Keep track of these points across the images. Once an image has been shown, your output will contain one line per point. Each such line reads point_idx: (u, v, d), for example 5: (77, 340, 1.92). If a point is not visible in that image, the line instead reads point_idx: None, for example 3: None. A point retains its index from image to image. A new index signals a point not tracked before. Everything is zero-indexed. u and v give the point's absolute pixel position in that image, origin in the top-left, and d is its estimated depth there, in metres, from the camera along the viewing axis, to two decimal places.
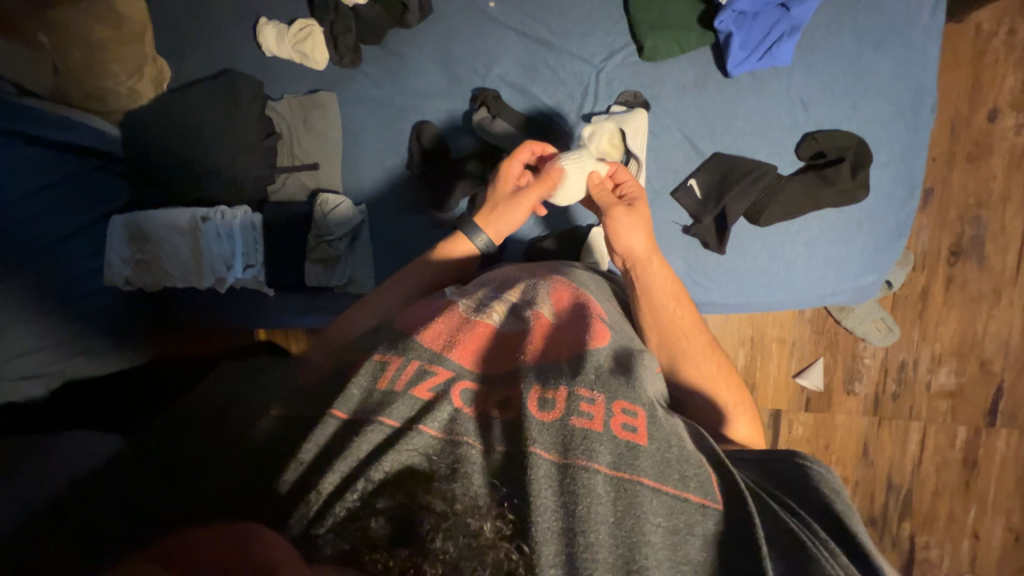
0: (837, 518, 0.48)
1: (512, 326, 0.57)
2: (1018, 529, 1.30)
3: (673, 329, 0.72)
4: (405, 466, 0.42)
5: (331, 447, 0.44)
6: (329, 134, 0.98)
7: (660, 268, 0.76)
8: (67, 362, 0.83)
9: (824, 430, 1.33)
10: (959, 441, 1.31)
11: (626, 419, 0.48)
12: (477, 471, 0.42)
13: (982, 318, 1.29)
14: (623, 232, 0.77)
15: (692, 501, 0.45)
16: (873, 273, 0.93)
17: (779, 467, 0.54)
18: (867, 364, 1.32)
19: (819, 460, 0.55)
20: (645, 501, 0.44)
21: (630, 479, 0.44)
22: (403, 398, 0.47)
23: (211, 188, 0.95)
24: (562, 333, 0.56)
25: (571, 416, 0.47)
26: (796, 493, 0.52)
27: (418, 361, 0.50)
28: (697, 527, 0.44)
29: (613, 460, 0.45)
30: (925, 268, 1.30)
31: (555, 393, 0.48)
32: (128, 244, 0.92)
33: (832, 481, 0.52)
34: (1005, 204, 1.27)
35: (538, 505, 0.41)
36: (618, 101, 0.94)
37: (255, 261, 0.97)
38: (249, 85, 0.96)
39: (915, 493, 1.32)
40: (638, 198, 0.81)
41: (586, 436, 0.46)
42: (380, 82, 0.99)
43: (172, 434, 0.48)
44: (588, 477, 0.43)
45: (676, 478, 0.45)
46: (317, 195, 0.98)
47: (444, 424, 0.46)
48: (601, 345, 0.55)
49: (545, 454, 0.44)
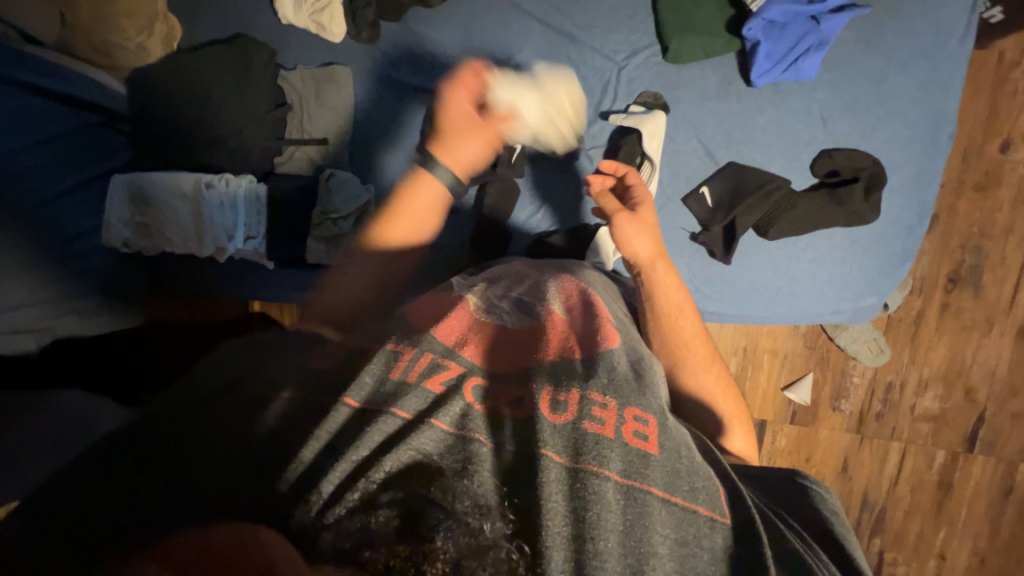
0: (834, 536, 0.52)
1: (523, 324, 0.57)
2: (984, 553, 1.33)
3: (676, 338, 0.72)
4: (415, 459, 0.42)
5: (341, 435, 0.44)
6: (341, 111, 0.97)
7: (664, 273, 0.75)
8: (61, 319, 0.84)
9: (806, 444, 1.35)
10: (936, 464, 1.33)
11: (638, 427, 0.48)
12: (487, 469, 0.43)
13: (972, 346, 1.31)
14: (630, 237, 0.75)
15: (701, 514, 0.46)
16: (874, 295, 0.94)
17: (785, 487, 0.57)
18: (855, 383, 1.34)
19: (818, 481, 0.59)
20: (654, 511, 0.44)
21: (640, 488, 0.45)
22: (415, 390, 0.47)
23: (216, 156, 0.93)
24: (574, 333, 0.57)
25: (583, 419, 0.47)
26: (796, 511, 0.55)
27: (431, 354, 0.50)
28: (704, 540, 0.45)
29: (623, 467, 0.46)
30: (922, 293, 1.31)
31: (567, 395, 0.48)
32: (128, 206, 0.90)
33: (831, 502, 0.56)
34: (1008, 236, 1.28)
35: (549, 508, 0.41)
36: (636, 101, 0.93)
37: (257, 233, 0.95)
38: (263, 53, 0.94)
39: (887, 511, 1.35)
40: (646, 202, 0.79)
41: (598, 441, 0.46)
42: (397, 61, 0.97)
43: (175, 414, 0.47)
44: (600, 483, 0.44)
45: (685, 489, 0.47)
46: (324, 171, 0.96)
47: (455, 419, 0.46)
48: (612, 347, 0.55)
49: (557, 456, 0.44)
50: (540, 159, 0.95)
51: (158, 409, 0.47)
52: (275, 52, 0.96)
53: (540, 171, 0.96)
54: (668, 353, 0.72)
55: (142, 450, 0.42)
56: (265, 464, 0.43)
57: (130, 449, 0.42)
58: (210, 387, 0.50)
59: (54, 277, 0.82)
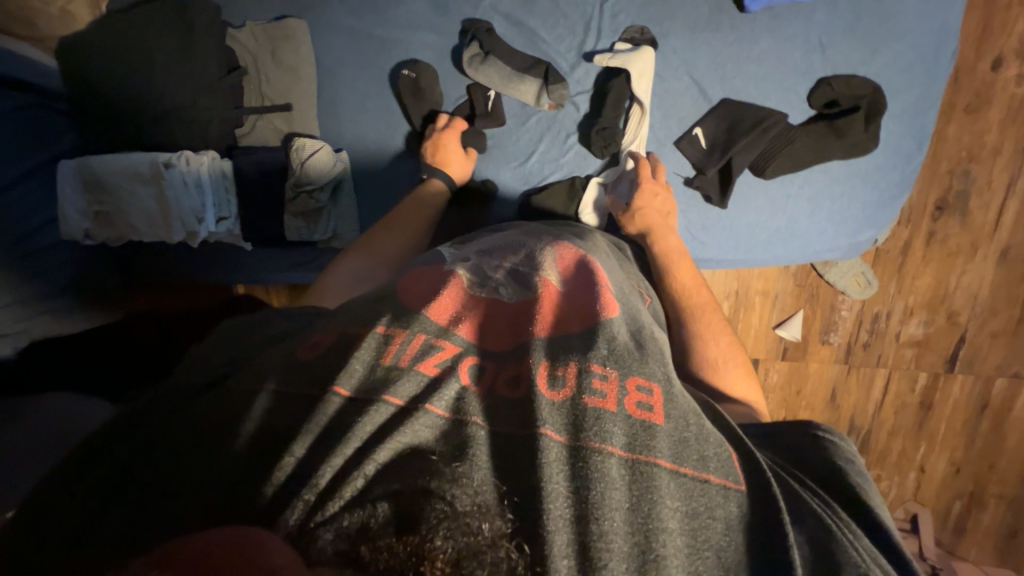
0: (852, 491, 0.53)
1: (519, 296, 0.54)
2: (960, 463, 1.43)
3: (680, 291, 0.79)
4: (411, 447, 0.41)
5: (331, 428, 0.42)
6: (301, 72, 0.89)
7: (674, 238, 0.83)
8: (34, 320, 0.79)
9: (797, 377, 1.40)
10: (918, 386, 1.40)
11: (642, 398, 0.47)
12: (484, 456, 0.42)
13: (957, 271, 1.33)
14: (641, 213, 0.84)
15: (713, 483, 0.46)
16: (871, 228, 0.93)
17: (802, 447, 0.58)
18: (843, 316, 1.36)
19: (838, 432, 0.60)
20: (662, 485, 0.44)
21: (647, 461, 0.44)
22: (408, 374, 0.45)
23: (171, 132, 0.86)
24: (572, 304, 0.54)
25: (583, 395, 0.45)
26: (814, 468, 0.56)
27: (424, 335, 0.48)
28: (718, 510, 0.45)
29: (627, 440, 0.44)
30: (909, 223, 1.31)
31: (565, 370, 0.47)
32: (83, 195, 0.83)
33: (847, 452, 0.58)
34: (995, 158, 1.27)
35: (550, 491, 0.40)
36: (622, 38, 0.86)
37: (230, 212, 0.90)
38: (205, 11, 0.85)
39: (873, 433, 1.42)
40: (658, 188, 0.85)
41: (600, 416, 0.45)
42: (359, 11, 0.89)
43: (166, 415, 0.45)
44: (602, 460, 0.42)
45: (695, 458, 0.46)
46: (293, 139, 0.90)
47: (451, 403, 0.44)
48: (612, 316, 0.53)
49: (556, 436, 0.43)
50: (523, 110, 0.89)
51: (164, 404, 0.47)
52: (218, 9, 0.87)
53: (524, 124, 0.90)
54: (673, 295, 0.79)
55: (143, 444, 0.42)
56: (245, 455, 0.40)
57: (134, 442, 0.43)
58: (211, 378, 0.49)
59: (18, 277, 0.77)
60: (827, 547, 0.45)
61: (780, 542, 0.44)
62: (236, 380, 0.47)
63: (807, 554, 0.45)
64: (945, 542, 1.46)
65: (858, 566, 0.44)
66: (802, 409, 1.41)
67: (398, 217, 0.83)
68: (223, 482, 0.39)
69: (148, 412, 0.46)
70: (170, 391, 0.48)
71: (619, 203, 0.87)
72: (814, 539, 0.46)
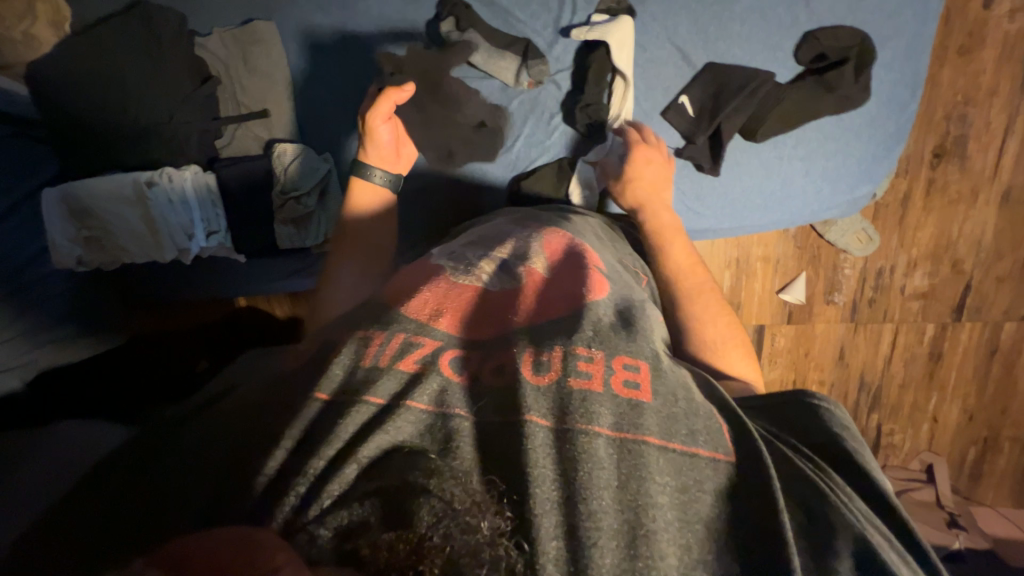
0: (842, 451, 0.53)
1: (502, 284, 0.54)
2: (973, 410, 1.43)
3: (673, 268, 0.77)
4: (397, 445, 0.41)
5: (312, 430, 0.41)
6: (275, 76, 0.87)
7: (669, 215, 0.81)
8: (38, 352, 0.79)
9: (805, 340, 1.39)
10: (927, 338, 1.39)
11: (628, 375, 0.46)
12: (468, 446, 0.41)
13: (959, 218, 1.31)
14: (637, 182, 0.82)
15: (703, 456, 0.44)
16: (868, 183, 0.91)
17: (796, 415, 0.56)
18: (847, 275, 1.35)
19: (828, 399, 0.58)
20: (651, 460, 0.42)
21: (634, 439, 0.43)
22: (389, 372, 0.44)
23: (150, 150, 0.84)
24: (557, 290, 0.54)
25: (569, 377, 0.45)
26: (806, 433, 0.55)
27: (403, 334, 0.47)
28: (708, 482, 0.44)
29: (615, 420, 0.43)
30: (908, 174, 1.29)
31: (550, 355, 0.46)
32: (71, 221, 0.82)
33: (841, 417, 0.56)
34: (992, 100, 1.24)
35: (536, 475, 0.40)
36: (598, 10, 0.84)
37: (219, 226, 0.89)
38: (170, 22, 0.83)
39: (884, 388, 1.42)
40: (657, 161, 0.83)
41: (586, 398, 0.44)
42: (326, 7, 0.87)
43: (161, 430, 0.45)
44: (589, 442, 0.41)
45: (684, 433, 0.45)
46: (273, 146, 0.88)
47: (434, 397, 0.43)
48: (599, 297, 0.53)
49: (542, 421, 0.42)
50: (504, 93, 0.87)
51: (161, 424, 0.47)
52: (183, 17, 0.84)
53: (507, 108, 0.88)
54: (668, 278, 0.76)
55: (132, 460, 0.42)
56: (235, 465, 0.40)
57: (126, 460, 0.43)
58: (209, 397, 0.50)
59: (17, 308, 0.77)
60: (824, 515, 0.44)
61: (772, 506, 0.42)
62: (231, 397, 0.47)
63: (799, 520, 0.45)
64: (962, 489, 1.47)
65: (851, 526, 0.43)
66: (812, 371, 1.41)
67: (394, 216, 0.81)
68: (209, 491, 0.39)
69: (145, 432, 0.47)
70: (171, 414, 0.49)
71: (614, 172, 0.84)
72: (806, 501, 0.46)
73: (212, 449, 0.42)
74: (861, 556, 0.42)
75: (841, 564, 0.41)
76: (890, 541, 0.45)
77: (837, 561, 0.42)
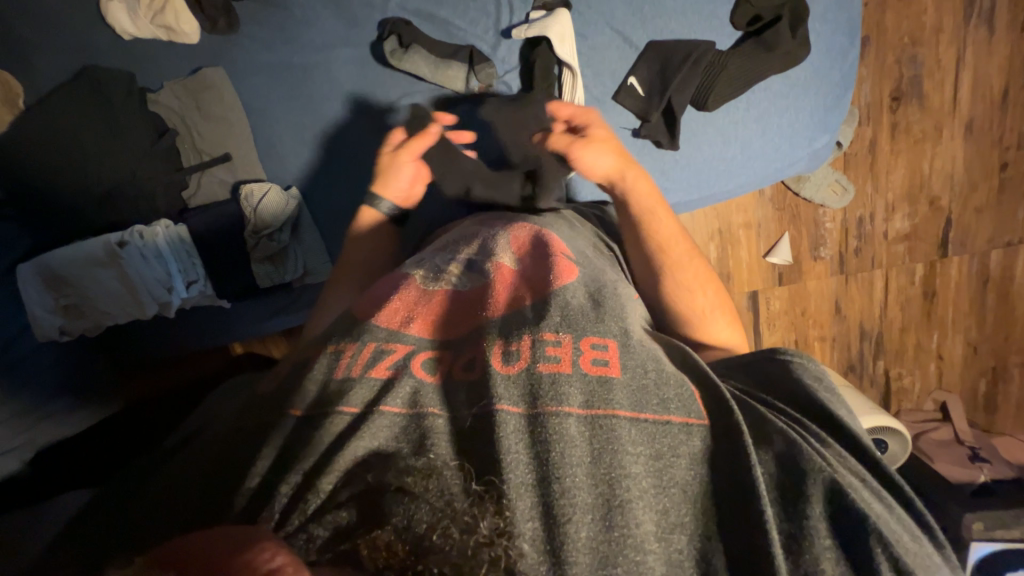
0: (819, 403, 0.51)
1: (471, 282, 0.55)
2: (975, 341, 1.44)
3: (656, 241, 0.73)
4: (372, 451, 0.40)
5: (289, 449, 0.41)
6: (231, 119, 0.88)
7: (636, 181, 0.76)
8: (36, 429, 0.80)
9: (799, 299, 1.40)
10: (918, 278, 1.40)
11: (596, 354, 0.47)
12: (444, 441, 0.41)
13: (928, 156, 1.33)
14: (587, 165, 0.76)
15: (675, 423, 0.44)
16: (825, 134, 0.92)
17: (766, 367, 0.55)
18: (829, 228, 1.36)
19: (802, 354, 0.56)
20: (623, 433, 0.42)
21: (605, 414, 0.43)
22: (361, 381, 0.45)
23: (117, 210, 0.85)
24: (525, 280, 0.54)
25: (537, 363, 0.45)
26: (789, 395, 0.53)
27: (374, 342, 0.48)
28: (681, 447, 0.44)
29: (584, 399, 0.43)
30: (870, 120, 1.31)
31: (518, 344, 0.47)
32: (47, 292, 0.82)
33: (815, 369, 0.54)
34: (938, 37, 1.26)
35: (508, 461, 0.39)
36: (535, 7, 0.87)
37: (197, 275, 0.89)
38: (119, 81, 0.84)
39: (886, 333, 1.43)
40: (593, 124, 0.78)
41: (554, 380, 0.44)
42: (271, 44, 0.89)
43: (155, 476, 0.46)
44: (560, 423, 0.41)
45: (655, 403, 0.45)
46: (240, 188, 0.89)
47: (407, 399, 0.43)
48: (566, 282, 0.53)
49: (513, 408, 0.42)
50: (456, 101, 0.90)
51: (155, 471, 0.48)
52: (133, 75, 0.86)
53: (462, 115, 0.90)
54: (649, 253, 0.73)
55: (124, 505, 0.43)
56: (213, 484, 0.40)
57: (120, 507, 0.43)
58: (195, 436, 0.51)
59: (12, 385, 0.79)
60: (797, 463, 0.43)
61: (744, 462, 0.42)
62: (212, 432, 0.48)
63: (772, 471, 0.44)
64: (979, 422, 1.47)
65: (821, 470, 0.42)
66: (811, 328, 1.41)
67: (385, 243, 0.81)
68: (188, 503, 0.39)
69: (140, 481, 0.48)
70: (163, 462, 0.50)
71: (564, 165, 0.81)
72: (781, 453, 0.44)
73: (188, 475, 0.42)
74: (831, 494, 0.42)
75: (812, 509, 0.41)
76: (864, 482, 0.45)
77: (807, 505, 0.41)
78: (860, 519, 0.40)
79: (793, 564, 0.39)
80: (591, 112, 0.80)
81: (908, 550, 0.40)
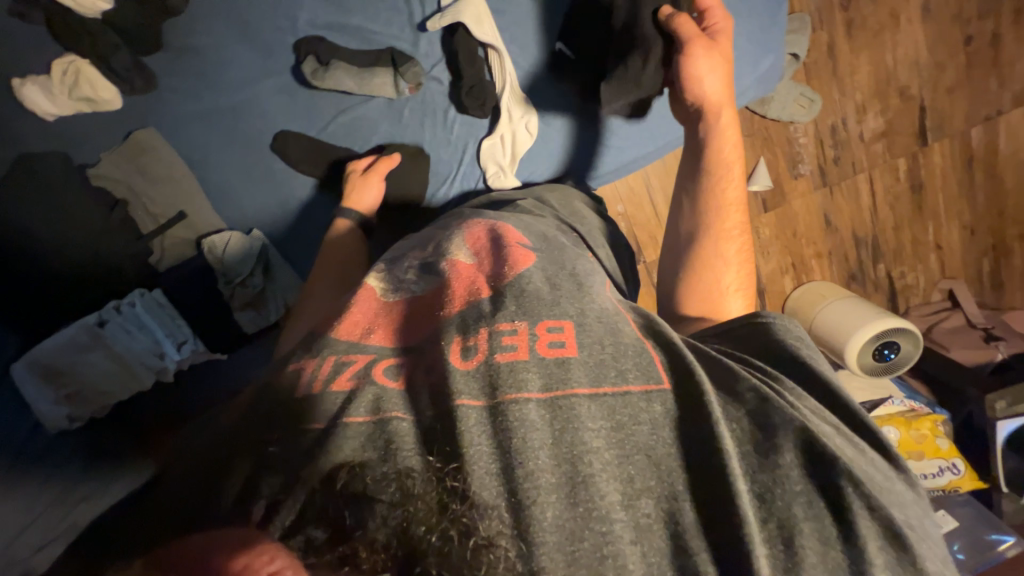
0: (797, 359, 0.52)
1: (429, 284, 0.55)
2: (971, 224, 1.43)
3: (716, 197, 0.73)
4: (341, 461, 0.40)
5: (258, 466, 0.41)
6: (176, 176, 0.87)
7: (728, 117, 0.75)
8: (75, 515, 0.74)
9: (788, 221, 1.36)
10: (902, 173, 1.37)
11: (553, 337, 0.47)
12: (409, 443, 0.41)
13: (889, 47, 1.28)
14: (701, 72, 0.73)
15: (634, 392, 0.45)
16: (769, 53, 0.90)
17: (742, 331, 0.57)
18: (803, 143, 1.33)
19: (779, 314, 0.57)
20: (582, 410, 0.43)
21: (563, 395, 0.44)
22: (325, 395, 0.45)
23: (89, 290, 0.84)
24: (481, 274, 0.55)
25: (494, 353, 0.46)
26: (757, 350, 0.54)
27: (335, 355, 0.48)
28: (643, 415, 0.44)
29: (543, 383, 0.44)
30: (823, 23, 1.26)
31: (475, 339, 0.47)
32: (47, 385, 0.79)
33: (795, 332, 0.55)
34: None
35: (472, 453, 0.40)
36: None
37: (185, 335, 0.87)
38: (52, 163, 0.82)
39: (880, 236, 1.41)
40: (721, 31, 0.75)
41: (512, 368, 0.45)
42: (196, 92, 0.87)
43: (125, 526, 0.46)
44: (521, 409, 0.42)
45: (613, 376, 0.46)
46: (201, 242, 0.89)
47: (369, 407, 0.44)
48: (523, 269, 0.54)
49: (473, 402, 0.43)
50: (391, 106, 0.90)
51: (124, 522, 0.48)
52: (65, 154, 0.84)
53: (400, 120, 0.91)
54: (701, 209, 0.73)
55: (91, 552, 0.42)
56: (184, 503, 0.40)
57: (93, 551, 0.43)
58: (164, 480, 0.50)
59: (11, 484, 0.71)
60: (762, 407, 0.45)
61: (706, 417, 0.44)
62: (179, 470, 0.48)
63: (745, 424, 0.45)
64: (989, 302, 1.47)
65: (792, 421, 0.43)
66: (807, 248, 1.38)
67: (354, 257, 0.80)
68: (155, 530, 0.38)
69: (110, 534, 0.46)
70: (135, 510, 0.49)
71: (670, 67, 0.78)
72: (753, 409, 0.45)
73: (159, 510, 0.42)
74: (805, 445, 0.42)
75: (783, 458, 0.42)
76: (836, 425, 0.46)
77: (779, 455, 0.42)
78: (827, 454, 0.41)
79: (765, 510, 0.41)
80: (728, 20, 0.76)
81: (877, 485, 0.42)
